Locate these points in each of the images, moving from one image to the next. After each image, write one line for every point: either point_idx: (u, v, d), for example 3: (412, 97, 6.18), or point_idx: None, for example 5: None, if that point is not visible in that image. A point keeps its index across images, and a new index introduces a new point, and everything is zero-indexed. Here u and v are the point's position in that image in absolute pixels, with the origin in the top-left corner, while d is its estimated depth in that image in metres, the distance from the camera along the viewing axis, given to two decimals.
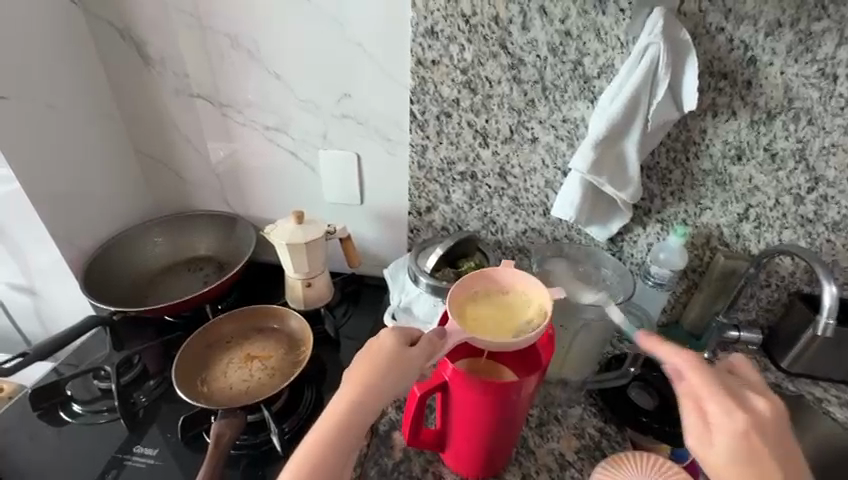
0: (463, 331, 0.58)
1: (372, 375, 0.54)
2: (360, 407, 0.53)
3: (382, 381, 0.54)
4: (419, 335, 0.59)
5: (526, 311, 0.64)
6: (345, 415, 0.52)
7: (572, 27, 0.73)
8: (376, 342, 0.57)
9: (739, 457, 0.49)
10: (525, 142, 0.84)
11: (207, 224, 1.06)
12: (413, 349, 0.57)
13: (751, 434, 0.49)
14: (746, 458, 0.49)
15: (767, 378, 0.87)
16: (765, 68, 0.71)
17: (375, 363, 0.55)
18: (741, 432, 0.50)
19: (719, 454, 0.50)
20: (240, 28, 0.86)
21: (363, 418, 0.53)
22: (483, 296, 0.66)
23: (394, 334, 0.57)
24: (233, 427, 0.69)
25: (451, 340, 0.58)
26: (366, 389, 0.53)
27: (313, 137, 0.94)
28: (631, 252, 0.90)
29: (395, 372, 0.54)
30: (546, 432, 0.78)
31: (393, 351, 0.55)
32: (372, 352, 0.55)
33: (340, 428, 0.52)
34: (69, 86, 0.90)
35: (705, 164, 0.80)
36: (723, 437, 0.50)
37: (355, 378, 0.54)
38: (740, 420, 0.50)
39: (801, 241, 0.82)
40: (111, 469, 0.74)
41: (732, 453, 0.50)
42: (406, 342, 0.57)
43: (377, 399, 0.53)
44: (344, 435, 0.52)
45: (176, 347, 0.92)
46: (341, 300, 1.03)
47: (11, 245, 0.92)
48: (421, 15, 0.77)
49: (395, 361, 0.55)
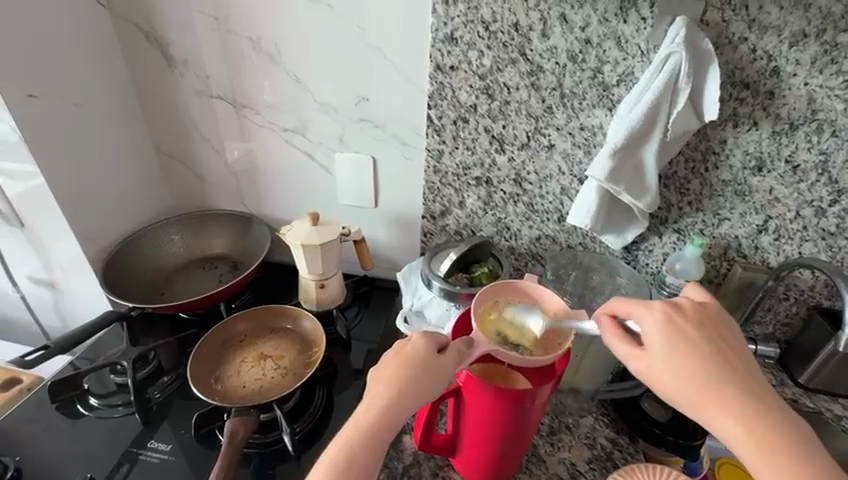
0: (488, 343, 0.59)
1: (405, 377, 0.54)
2: (393, 409, 0.53)
3: (414, 384, 0.54)
4: (447, 341, 0.59)
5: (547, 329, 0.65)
6: (379, 414, 0.52)
7: (592, 35, 0.73)
8: (406, 346, 0.57)
9: (670, 355, 0.52)
10: (542, 148, 0.84)
11: (224, 224, 1.08)
12: (443, 355, 0.56)
13: (673, 326, 0.53)
14: (677, 352, 0.51)
15: (784, 393, 0.85)
16: (789, 79, 0.70)
17: (408, 366, 0.55)
18: (666, 327, 0.53)
19: (655, 359, 0.52)
20: (262, 31, 0.87)
21: (395, 420, 0.53)
22: (505, 307, 0.67)
23: (424, 339, 0.57)
24: (246, 424, 0.70)
25: (478, 350, 0.59)
26: (395, 391, 0.53)
27: (330, 139, 0.95)
28: (646, 261, 0.89)
29: (426, 378, 0.54)
30: (557, 441, 0.77)
31: (423, 356, 0.55)
32: (402, 355, 0.56)
33: (372, 428, 0.52)
34: (94, 86, 0.92)
35: (724, 174, 0.79)
36: (654, 339, 0.53)
37: (385, 379, 0.54)
38: (660, 316, 0.54)
39: (822, 255, 0.81)
40: (125, 462, 0.75)
41: (665, 352, 0.52)
42: (436, 347, 0.57)
43: (406, 402, 0.53)
44: (377, 435, 0.52)
45: (190, 344, 0.93)
46: (353, 302, 1.03)
47: (35, 240, 0.94)
48: (441, 21, 0.77)
49: (427, 366, 0.55)
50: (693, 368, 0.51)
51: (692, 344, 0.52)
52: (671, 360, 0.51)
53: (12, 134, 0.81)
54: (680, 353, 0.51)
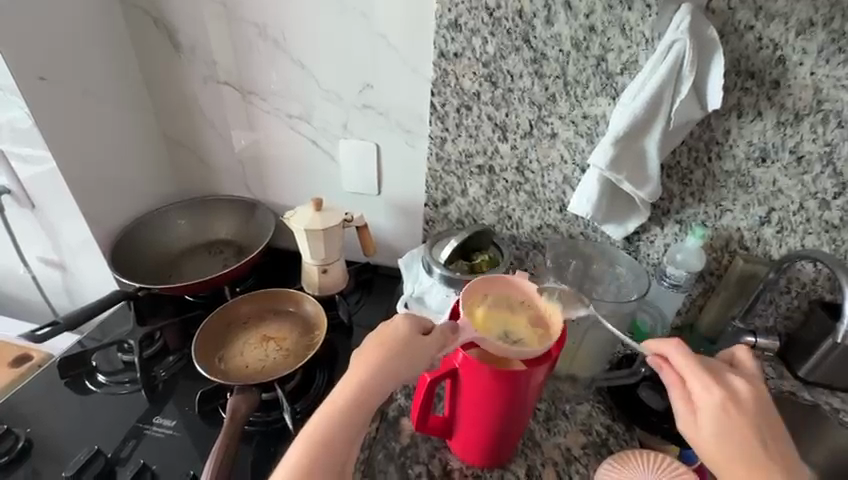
0: (474, 331, 0.59)
1: (383, 356, 0.56)
2: (371, 386, 0.54)
3: (396, 362, 0.56)
4: (432, 326, 0.61)
5: (537, 322, 0.64)
6: (357, 391, 0.54)
7: (596, 22, 0.73)
8: (389, 327, 0.59)
9: (723, 438, 0.53)
10: (545, 137, 0.84)
11: (228, 209, 1.09)
12: (426, 336, 0.58)
13: (731, 411, 0.54)
14: (729, 430, 0.53)
15: (782, 386, 0.86)
16: (795, 68, 0.69)
17: (387, 345, 0.57)
18: (721, 403, 0.54)
19: (705, 431, 0.54)
20: (268, 18, 0.88)
21: (374, 397, 0.54)
22: (495, 301, 0.66)
23: (407, 322, 0.59)
24: (248, 403, 0.72)
25: (464, 335, 0.59)
26: (378, 369, 0.55)
27: (334, 126, 0.96)
28: (647, 252, 0.89)
29: (409, 357, 0.56)
30: (553, 427, 0.78)
31: (406, 337, 0.57)
32: (386, 336, 0.58)
33: (351, 404, 0.53)
34: (103, 70, 0.93)
35: (727, 165, 0.79)
36: (707, 411, 0.55)
37: (368, 358, 0.56)
38: (721, 399, 0.55)
39: (825, 248, 0.81)
40: (131, 437, 0.77)
41: (716, 427, 0.54)
42: (419, 329, 0.59)
43: (389, 380, 0.55)
44: (357, 411, 0.53)
45: (194, 326, 0.95)
46: (355, 288, 1.05)
47: (44, 220, 0.96)
48: (446, 8, 0.77)
49: (406, 345, 0.57)
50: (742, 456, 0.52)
51: (746, 426, 0.53)
52: (720, 435, 0.53)
53: (25, 118, 0.83)
54: (732, 431, 0.53)
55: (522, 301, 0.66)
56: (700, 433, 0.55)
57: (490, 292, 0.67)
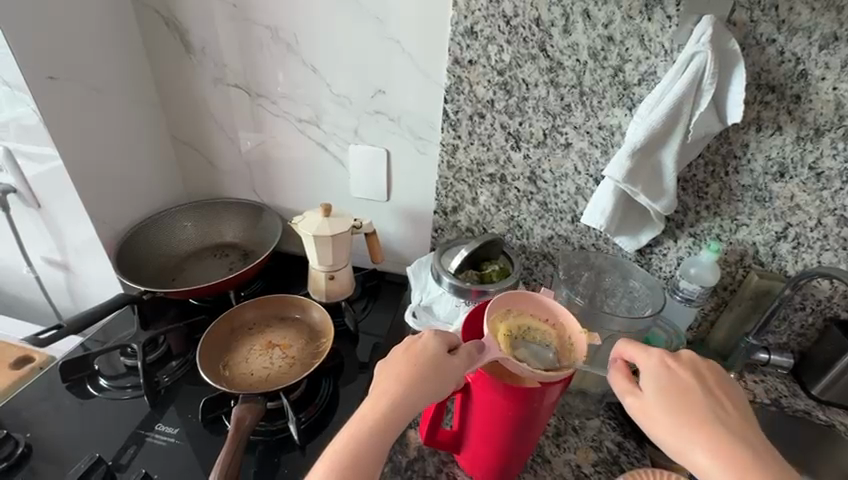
0: (500, 351, 0.58)
1: (414, 375, 0.54)
2: (402, 406, 0.52)
3: (424, 382, 0.54)
4: (458, 343, 0.59)
5: (561, 342, 0.65)
6: (386, 412, 0.52)
7: (615, 32, 0.72)
8: (417, 344, 0.57)
9: (664, 405, 0.51)
10: (559, 147, 0.83)
11: (236, 212, 1.09)
12: (454, 356, 0.56)
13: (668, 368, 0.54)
14: (677, 400, 0.51)
15: (796, 404, 0.85)
16: (817, 82, 0.68)
17: (417, 364, 0.55)
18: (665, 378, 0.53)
19: (653, 409, 0.52)
20: (280, 20, 0.87)
21: (403, 417, 0.52)
22: (517, 316, 0.67)
23: (435, 339, 0.57)
24: (253, 412, 0.70)
25: (488, 355, 0.58)
26: (406, 387, 0.53)
27: (345, 131, 0.95)
28: (659, 265, 0.88)
29: (436, 377, 0.54)
30: (562, 442, 0.77)
31: (434, 355, 0.55)
32: (414, 353, 0.56)
33: (380, 423, 0.51)
34: (113, 70, 0.92)
35: (744, 179, 0.77)
36: (653, 393, 0.53)
37: (396, 375, 0.54)
38: (657, 362, 0.55)
39: (842, 265, 0.79)
40: (132, 444, 0.76)
41: (666, 411, 0.51)
42: (446, 348, 0.57)
43: (417, 398, 0.53)
44: (385, 428, 0.51)
45: (199, 330, 0.94)
46: (361, 295, 1.04)
47: (50, 221, 0.95)
48: (462, 15, 0.76)
49: (438, 365, 0.55)
50: (683, 419, 0.50)
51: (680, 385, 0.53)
52: (675, 418, 0.51)
53: (31, 115, 0.82)
54: (681, 406, 0.51)
55: (542, 320, 0.67)
56: (643, 404, 0.53)
57: (511, 311, 0.67)
